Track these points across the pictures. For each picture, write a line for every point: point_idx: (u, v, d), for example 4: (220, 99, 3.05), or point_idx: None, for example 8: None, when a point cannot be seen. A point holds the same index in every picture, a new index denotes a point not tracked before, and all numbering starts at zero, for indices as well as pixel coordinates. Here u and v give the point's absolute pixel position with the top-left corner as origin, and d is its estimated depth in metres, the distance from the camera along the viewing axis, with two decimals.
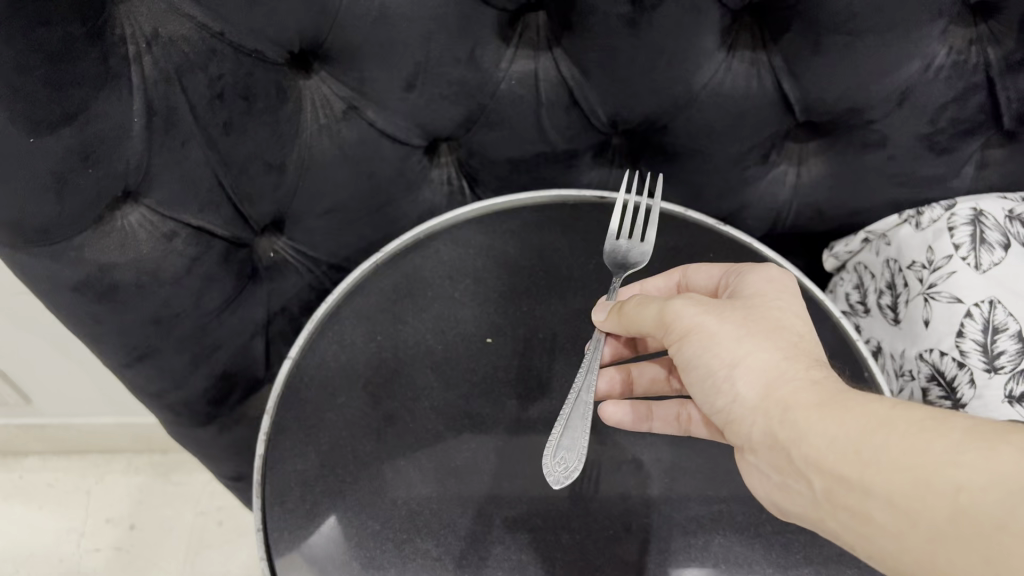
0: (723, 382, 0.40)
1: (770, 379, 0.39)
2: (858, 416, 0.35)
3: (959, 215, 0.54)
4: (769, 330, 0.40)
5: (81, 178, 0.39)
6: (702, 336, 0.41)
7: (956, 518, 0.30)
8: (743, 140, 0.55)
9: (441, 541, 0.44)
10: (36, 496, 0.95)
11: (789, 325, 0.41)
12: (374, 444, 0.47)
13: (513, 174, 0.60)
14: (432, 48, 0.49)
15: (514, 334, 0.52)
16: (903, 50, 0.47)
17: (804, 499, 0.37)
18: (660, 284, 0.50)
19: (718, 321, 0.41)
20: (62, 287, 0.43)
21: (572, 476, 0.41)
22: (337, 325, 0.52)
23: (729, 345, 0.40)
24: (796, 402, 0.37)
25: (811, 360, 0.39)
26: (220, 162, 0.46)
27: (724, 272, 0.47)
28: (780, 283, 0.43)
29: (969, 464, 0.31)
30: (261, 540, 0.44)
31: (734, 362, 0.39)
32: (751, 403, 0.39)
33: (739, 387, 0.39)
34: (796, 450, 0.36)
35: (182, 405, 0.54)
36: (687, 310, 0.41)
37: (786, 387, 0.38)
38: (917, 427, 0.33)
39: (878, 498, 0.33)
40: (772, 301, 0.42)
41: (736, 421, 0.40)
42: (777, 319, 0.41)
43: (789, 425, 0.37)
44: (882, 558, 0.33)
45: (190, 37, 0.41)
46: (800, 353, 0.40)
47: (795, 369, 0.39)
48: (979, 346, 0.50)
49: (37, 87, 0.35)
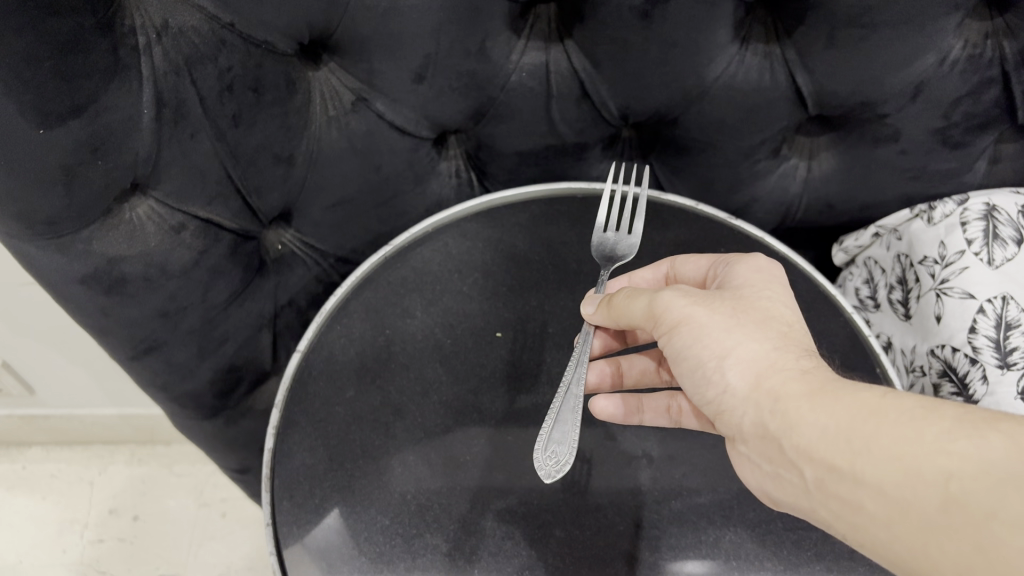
0: (714, 372, 0.39)
1: (762, 370, 0.38)
2: (848, 405, 0.35)
3: (971, 211, 0.53)
4: (758, 320, 0.40)
5: (90, 171, 0.39)
6: (692, 327, 0.40)
7: (947, 507, 0.30)
8: (754, 133, 0.54)
9: (450, 536, 0.43)
10: (39, 487, 0.95)
11: (778, 315, 0.41)
12: (383, 438, 0.47)
13: (521, 167, 0.59)
14: (442, 40, 0.48)
15: (525, 329, 0.51)
16: (919, 43, 0.47)
17: (795, 488, 0.36)
18: (649, 275, 0.50)
19: (708, 312, 0.40)
20: (70, 280, 0.42)
21: (563, 469, 0.40)
22: (346, 319, 0.51)
23: (719, 336, 0.39)
24: (785, 394, 0.37)
25: (801, 350, 0.39)
26: (229, 155, 0.46)
27: (712, 263, 0.47)
28: (768, 273, 0.43)
29: (960, 454, 0.30)
30: (271, 536, 0.43)
31: (725, 353, 0.39)
32: (742, 393, 0.38)
33: (731, 378, 0.39)
34: (788, 439, 0.36)
35: (189, 398, 0.54)
36: (677, 302, 0.41)
37: (775, 377, 0.38)
38: (908, 416, 0.33)
39: (869, 487, 0.32)
40: (761, 290, 0.42)
41: (727, 411, 0.39)
42: (766, 309, 0.41)
43: (781, 416, 0.36)
44: (875, 548, 0.33)
45: (199, 28, 0.40)
46: (790, 342, 0.39)
47: (785, 359, 0.38)
48: (990, 342, 0.49)
49: (47, 79, 0.35)
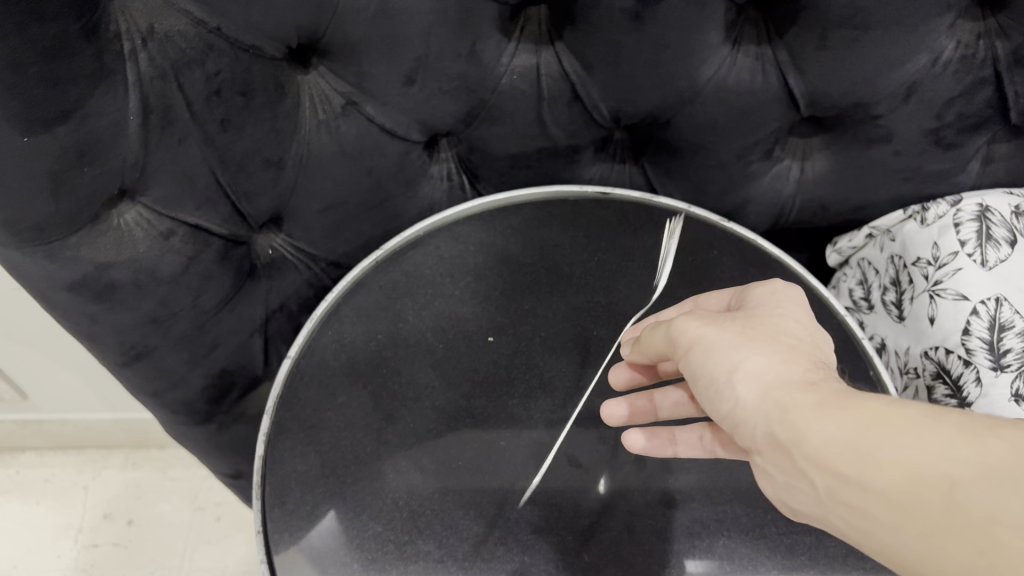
0: (725, 387, 0.39)
1: (770, 380, 0.37)
2: (854, 413, 0.34)
3: (964, 211, 0.53)
4: (767, 335, 0.40)
5: (77, 177, 0.39)
6: (703, 345, 0.40)
7: (955, 515, 0.29)
8: (747, 134, 0.54)
9: (443, 542, 0.43)
10: (33, 492, 0.94)
11: (788, 330, 0.40)
12: (375, 444, 0.46)
13: (513, 170, 0.59)
14: (432, 43, 0.48)
15: (518, 332, 0.51)
16: (911, 43, 0.47)
17: (808, 497, 0.35)
18: (671, 313, 0.49)
19: (718, 331, 0.40)
20: (57, 288, 0.42)
21: None
22: (337, 324, 0.51)
23: (728, 351, 0.39)
24: (793, 403, 0.36)
25: (808, 361, 0.39)
26: (218, 160, 0.45)
27: (733, 294, 0.46)
28: (782, 294, 0.43)
29: (965, 461, 0.30)
30: (261, 543, 0.43)
31: (733, 367, 0.39)
32: (751, 405, 0.38)
33: (740, 391, 0.38)
34: (797, 448, 0.35)
35: (181, 404, 0.54)
36: (689, 324, 0.41)
37: (786, 390, 0.37)
38: (913, 423, 0.32)
39: (878, 494, 0.32)
40: (773, 310, 0.42)
41: (740, 425, 0.38)
42: (776, 324, 0.41)
43: (789, 424, 0.35)
44: (888, 556, 0.32)
45: (186, 33, 0.40)
46: (798, 354, 0.39)
47: (792, 369, 0.38)
48: (984, 344, 0.49)
49: (33, 84, 0.35)
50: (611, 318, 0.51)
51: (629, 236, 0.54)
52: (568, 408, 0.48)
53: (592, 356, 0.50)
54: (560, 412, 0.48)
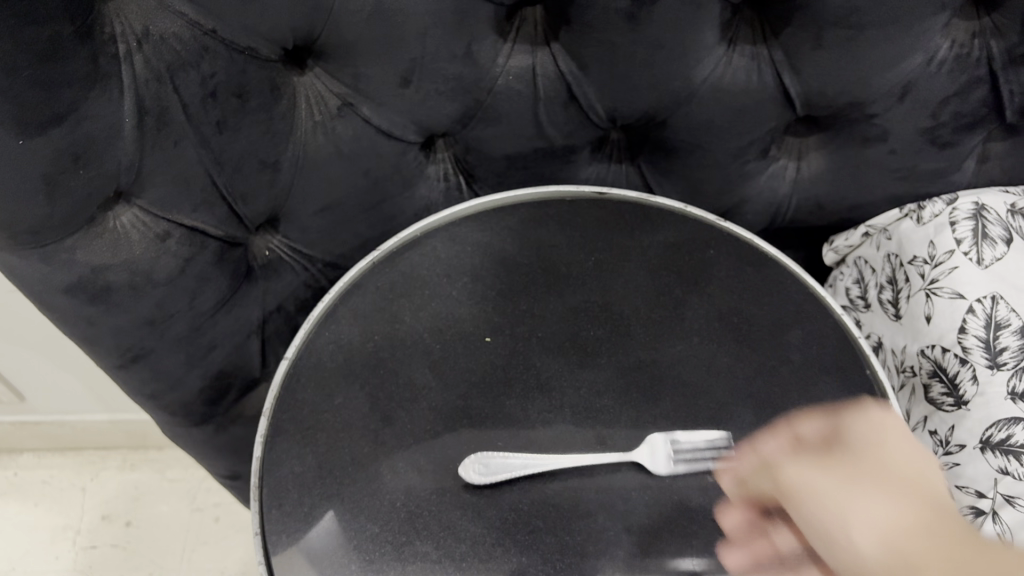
0: (791, 488, 0.39)
1: (828, 484, 0.37)
2: (898, 528, 0.34)
3: (960, 210, 0.53)
4: (848, 458, 0.38)
5: (71, 180, 0.39)
6: (773, 465, 0.40)
7: None
8: (743, 134, 0.54)
9: (441, 543, 0.42)
10: (31, 493, 0.94)
11: (887, 459, 0.38)
12: (370, 445, 0.45)
13: (509, 171, 0.59)
14: (428, 44, 0.48)
15: (515, 333, 0.50)
16: (905, 43, 0.48)
17: None
18: (772, 444, 0.41)
19: (795, 464, 0.39)
20: (53, 290, 0.42)
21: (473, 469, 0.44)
22: (333, 325, 0.50)
23: (798, 467, 0.39)
24: (847, 507, 0.36)
25: (892, 475, 0.38)
26: (214, 162, 0.45)
27: (829, 425, 0.41)
28: (882, 426, 0.40)
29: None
30: (259, 545, 0.42)
31: (797, 483, 0.38)
32: (807, 505, 0.38)
33: (799, 492, 0.38)
34: (841, 556, 0.35)
35: (177, 406, 0.54)
36: (768, 446, 0.41)
37: (844, 493, 0.37)
38: (947, 546, 0.32)
39: None
40: (871, 437, 0.40)
41: (801, 522, 0.38)
42: (878, 456, 0.38)
43: (836, 523, 0.36)
44: None
45: (181, 35, 0.40)
46: (882, 467, 0.38)
47: (862, 476, 0.37)
48: (980, 343, 0.49)
49: (26, 87, 0.35)
50: (609, 318, 0.50)
51: (625, 236, 0.54)
52: (566, 408, 0.46)
53: (589, 356, 0.48)
54: (557, 412, 0.46)
